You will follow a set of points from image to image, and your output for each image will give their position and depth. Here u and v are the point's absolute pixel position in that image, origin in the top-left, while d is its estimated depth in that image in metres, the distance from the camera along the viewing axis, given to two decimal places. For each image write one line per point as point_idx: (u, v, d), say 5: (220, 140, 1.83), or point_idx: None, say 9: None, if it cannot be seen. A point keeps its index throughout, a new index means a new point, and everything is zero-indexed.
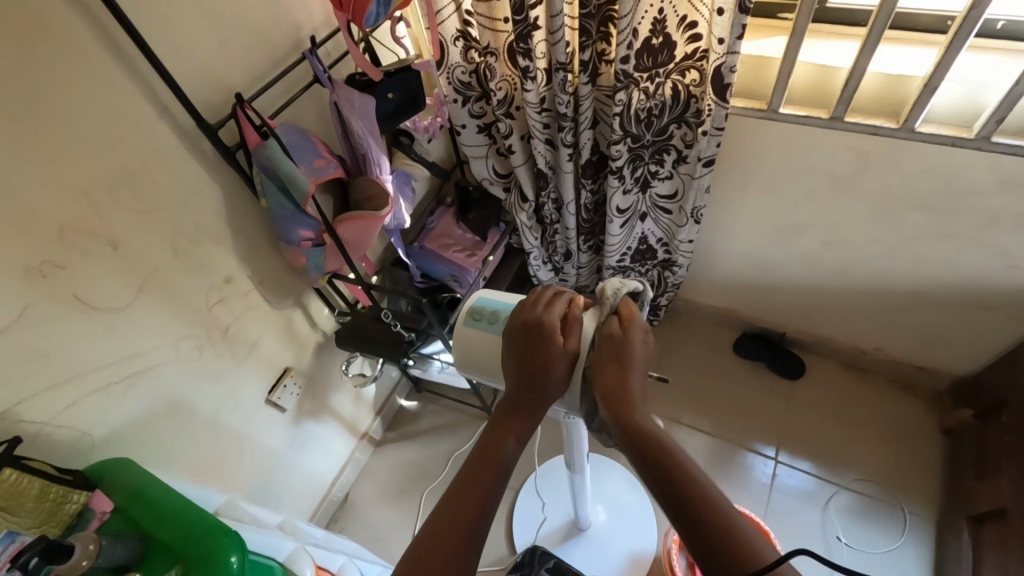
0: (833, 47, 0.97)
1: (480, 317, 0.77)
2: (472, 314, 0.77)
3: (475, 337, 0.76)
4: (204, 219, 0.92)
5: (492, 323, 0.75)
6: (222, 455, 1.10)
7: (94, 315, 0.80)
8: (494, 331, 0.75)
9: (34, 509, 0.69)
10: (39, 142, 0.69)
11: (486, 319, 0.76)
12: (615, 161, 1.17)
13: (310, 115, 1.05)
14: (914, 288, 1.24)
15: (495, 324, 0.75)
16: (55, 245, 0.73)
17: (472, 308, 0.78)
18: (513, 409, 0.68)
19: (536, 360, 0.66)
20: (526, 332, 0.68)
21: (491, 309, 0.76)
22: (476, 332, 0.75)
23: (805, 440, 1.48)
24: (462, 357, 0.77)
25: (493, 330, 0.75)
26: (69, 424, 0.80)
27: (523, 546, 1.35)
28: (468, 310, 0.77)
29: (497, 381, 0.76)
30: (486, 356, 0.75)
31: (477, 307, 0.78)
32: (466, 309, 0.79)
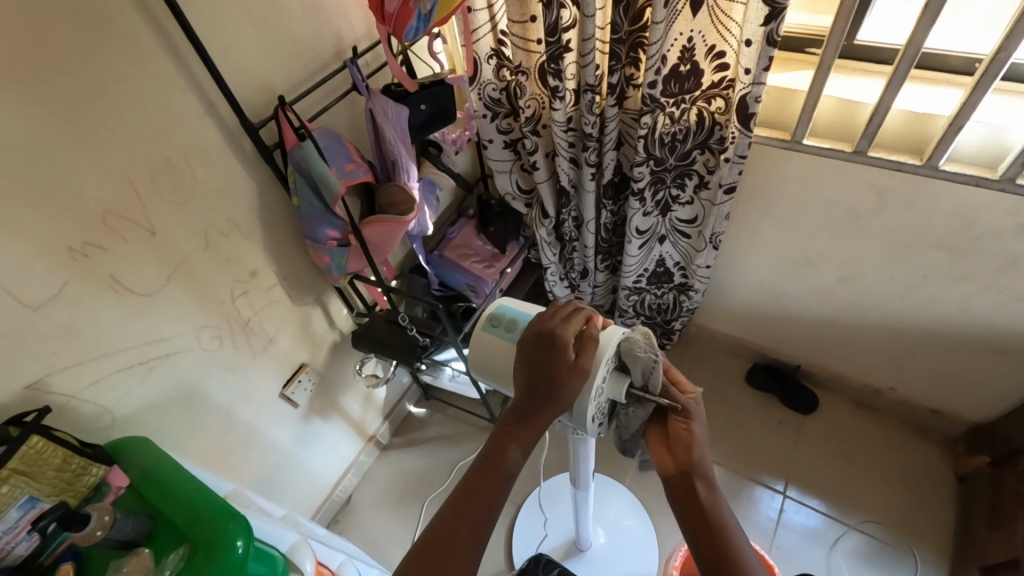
0: (859, 83, 0.99)
1: (497, 324, 0.78)
2: (490, 320, 0.79)
3: (490, 341, 0.77)
4: (237, 214, 0.96)
5: (509, 331, 0.76)
6: (232, 445, 1.12)
7: (127, 296, 0.83)
8: (511, 339, 0.76)
9: (54, 477, 0.71)
10: (93, 131, 0.73)
11: (503, 326, 0.77)
12: (637, 183, 1.19)
13: (345, 121, 1.09)
14: (930, 328, 1.23)
15: (512, 332, 0.76)
16: (99, 227, 0.77)
17: (492, 314, 0.79)
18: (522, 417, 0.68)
19: (547, 376, 0.67)
20: (540, 347, 0.69)
21: (510, 317, 0.77)
22: (490, 339, 0.77)
23: (814, 477, 1.45)
24: (475, 360, 0.79)
25: (510, 337, 0.76)
26: (93, 399, 0.84)
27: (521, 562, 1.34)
28: (488, 316, 0.79)
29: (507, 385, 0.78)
30: (501, 362, 0.76)
31: (496, 313, 0.79)
32: (486, 315, 0.80)
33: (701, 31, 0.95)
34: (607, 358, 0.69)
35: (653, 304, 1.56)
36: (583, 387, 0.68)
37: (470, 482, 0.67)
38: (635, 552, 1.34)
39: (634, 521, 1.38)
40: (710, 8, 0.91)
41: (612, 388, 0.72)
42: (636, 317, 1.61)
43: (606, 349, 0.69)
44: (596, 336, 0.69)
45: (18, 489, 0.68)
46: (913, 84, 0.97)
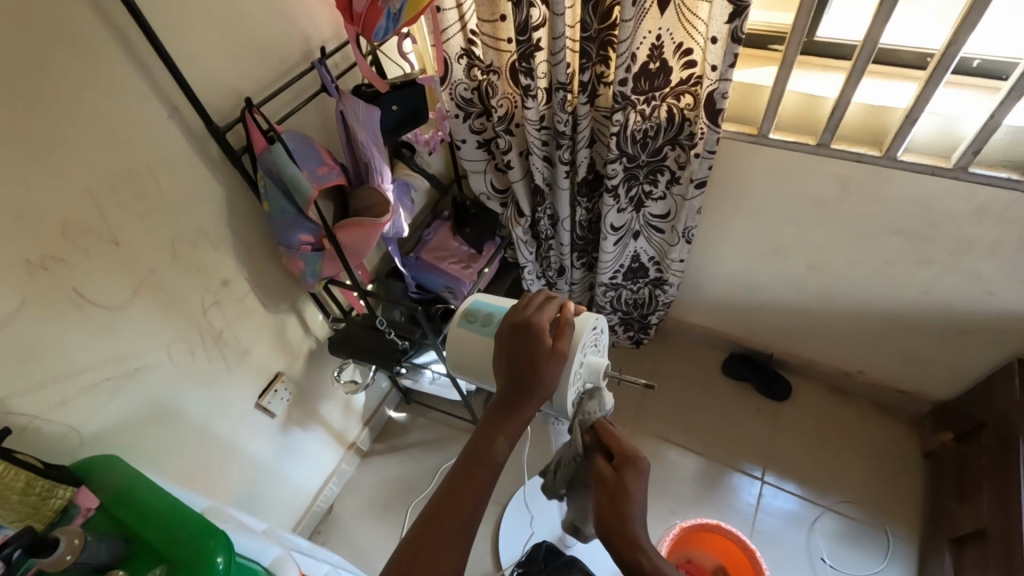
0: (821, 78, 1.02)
1: (474, 319, 0.78)
2: (467, 315, 0.79)
3: (472, 342, 0.77)
4: (206, 221, 0.93)
5: (485, 326, 0.76)
6: (208, 459, 1.09)
7: (92, 309, 0.80)
8: (487, 333, 0.76)
9: (18, 502, 0.68)
10: (49, 138, 0.70)
11: (478, 321, 0.77)
12: (611, 180, 1.20)
13: (315, 124, 1.07)
14: (895, 311, 1.28)
15: (488, 326, 0.76)
16: (59, 239, 0.74)
17: (467, 310, 0.79)
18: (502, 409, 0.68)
19: (524, 362, 0.67)
20: (517, 334, 0.69)
21: (486, 313, 0.77)
22: (471, 337, 0.77)
23: (791, 461, 1.49)
24: (458, 361, 0.78)
25: (485, 332, 0.76)
26: (57, 419, 0.80)
27: (509, 562, 1.34)
28: (463, 312, 0.79)
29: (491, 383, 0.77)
30: (481, 360, 0.76)
31: (472, 309, 0.79)
32: (460, 312, 0.80)
33: (669, 29, 0.96)
34: (583, 342, 0.71)
35: (630, 299, 1.58)
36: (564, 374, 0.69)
37: (452, 487, 0.65)
38: None
39: None
40: (677, 7, 0.93)
41: (587, 375, 0.74)
42: (614, 313, 1.63)
43: (582, 333, 0.71)
44: (571, 321, 0.70)
45: None
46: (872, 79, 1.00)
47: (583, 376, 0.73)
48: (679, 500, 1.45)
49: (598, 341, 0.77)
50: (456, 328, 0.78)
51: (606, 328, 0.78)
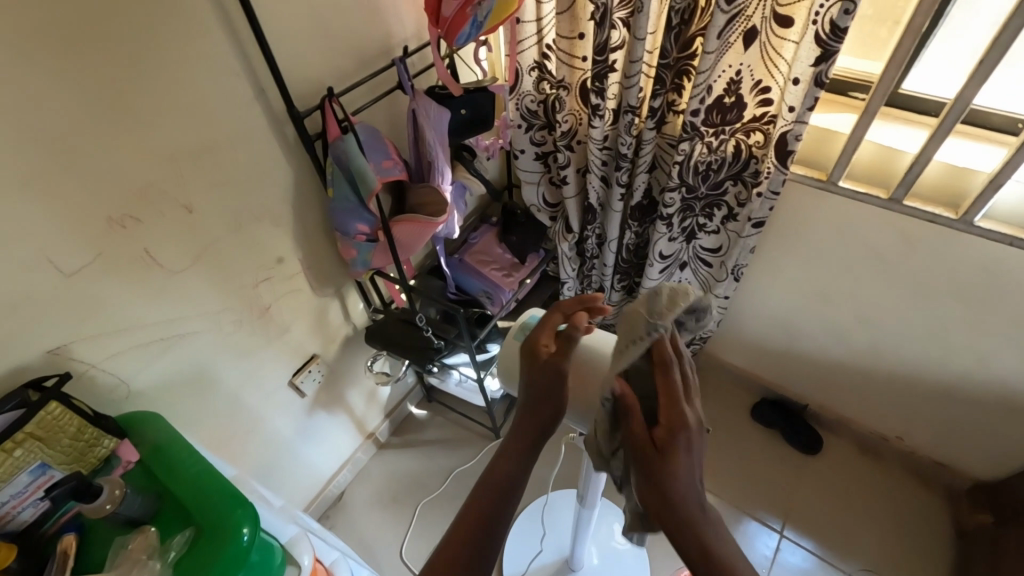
0: (901, 132, 0.99)
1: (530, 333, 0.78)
2: (523, 328, 0.79)
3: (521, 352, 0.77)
4: (271, 199, 0.96)
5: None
6: (237, 428, 1.11)
7: (158, 271, 0.83)
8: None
9: (69, 445, 0.71)
10: (146, 104, 0.74)
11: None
12: (666, 208, 1.19)
13: (385, 118, 1.10)
14: (946, 380, 1.22)
15: None
16: (139, 200, 0.77)
17: (525, 323, 0.80)
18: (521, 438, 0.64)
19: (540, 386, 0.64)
20: (531, 362, 0.67)
21: None
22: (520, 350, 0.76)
23: (812, 519, 1.44)
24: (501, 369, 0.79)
25: None
26: (111, 370, 0.83)
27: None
28: (520, 325, 0.79)
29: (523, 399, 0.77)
30: None
31: (528, 322, 0.79)
32: (517, 324, 0.80)
33: (750, 65, 0.95)
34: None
35: None
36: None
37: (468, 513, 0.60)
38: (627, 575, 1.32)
39: (628, 545, 1.36)
40: (762, 44, 0.91)
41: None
42: None
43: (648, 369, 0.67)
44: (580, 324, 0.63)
45: (32, 455, 0.67)
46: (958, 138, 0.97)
47: None
48: None
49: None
50: (511, 339, 0.79)
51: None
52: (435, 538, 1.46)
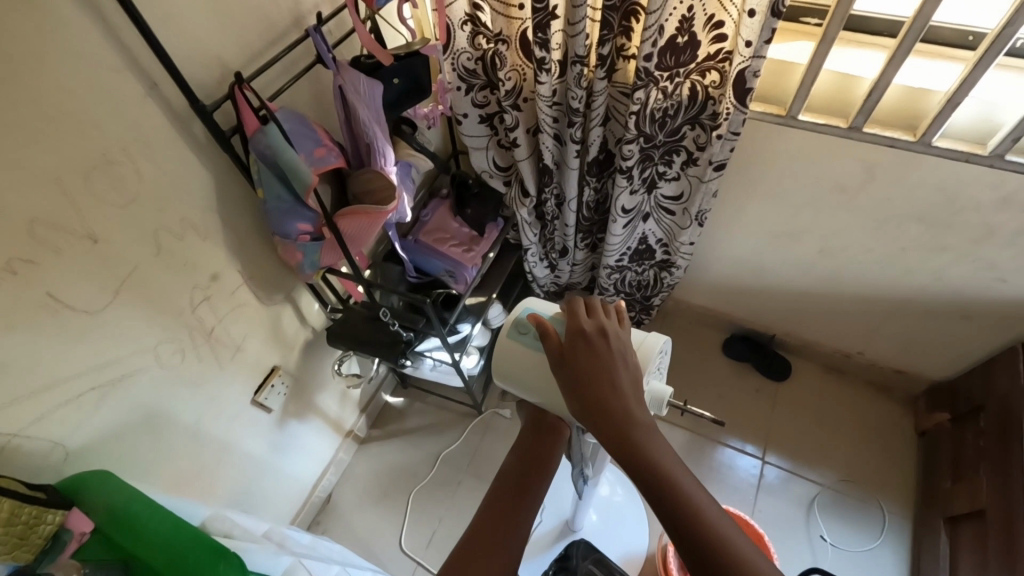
0: (931, 68, 0.92)
1: (526, 331, 0.74)
2: (518, 327, 0.75)
3: (513, 352, 0.74)
4: (192, 210, 0.83)
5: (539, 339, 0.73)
6: (205, 462, 1.02)
7: (69, 316, 0.71)
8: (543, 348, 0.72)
9: (3, 534, 0.61)
10: (9, 121, 0.60)
11: (532, 333, 0.73)
12: (626, 161, 1.13)
13: (308, 100, 0.97)
14: (902, 295, 1.26)
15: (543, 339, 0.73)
16: (26, 239, 0.64)
17: (517, 319, 0.75)
18: (521, 464, 0.73)
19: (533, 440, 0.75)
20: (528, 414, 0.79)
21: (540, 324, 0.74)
22: (522, 350, 0.73)
23: (790, 441, 1.50)
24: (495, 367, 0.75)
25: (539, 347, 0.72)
26: (37, 436, 0.72)
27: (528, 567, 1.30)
28: (513, 322, 0.75)
29: (526, 391, 0.75)
30: (531, 373, 0.73)
31: (521, 319, 0.75)
32: (510, 320, 0.76)
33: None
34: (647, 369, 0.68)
35: (634, 281, 1.54)
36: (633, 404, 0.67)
37: (491, 505, 0.70)
38: (625, 527, 1.36)
39: (623, 494, 1.40)
40: None
41: (649, 403, 0.70)
42: (616, 294, 1.58)
43: (650, 360, 0.69)
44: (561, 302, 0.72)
45: None
46: (1002, 71, 0.90)
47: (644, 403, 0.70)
48: None
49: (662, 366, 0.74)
50: (505, 340, 0.75)
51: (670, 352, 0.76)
52: (433, 524, 1.43)
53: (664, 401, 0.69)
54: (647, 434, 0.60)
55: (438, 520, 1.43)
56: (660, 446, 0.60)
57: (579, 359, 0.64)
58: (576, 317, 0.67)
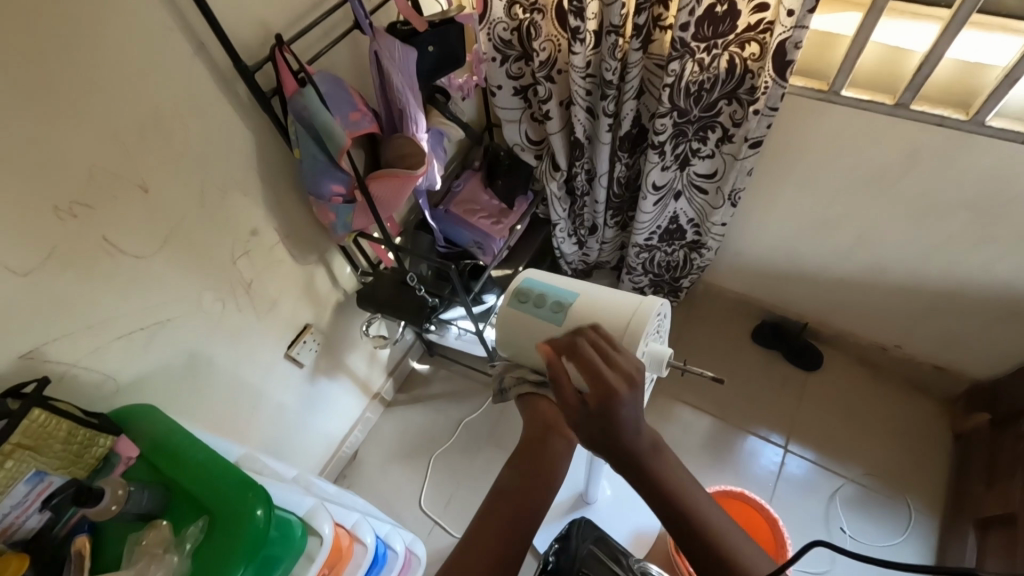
0: (990, 40, 0.86)
1: (526, 300, 0.76)
2: (518, 295, 0.76)
3: (513, 320, 0.76)
4: (234, 167, 0.88)
5: (539, 306, 0.75)
6: (240, 408, 1.09)
7: (122, 260, 0.77)
8: (544, 315, 0.74)
9: (62, 450, 0.68)
10: (70, 73, 0.65)
11: (533, 301, 0.75)
12: (658, 136, 1.12)
13: (346, 65, 1.00)
14: (946, 288, 1.21)
15: (543, 307, 0.75)
16: (85, 184, 0.70)
17: (518, 289, 0.77)
18: (522, 473, 0.66)
19: (538, 444, 0.69)
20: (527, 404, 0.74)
21: (538, 292, 0.76)
22: (523, 317, 0.75)
23: (817, 432, 1.46)
24: (498, 336, 0.77)
25: (541, 313, 0.74)
26: (93, 368, 0.78)
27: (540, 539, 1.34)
28: (515, 291, 0.77)
29: (531, 361, 0.77)
30: (534, 342, 0.75)
31: (523, 288, 0.77)
32: (511, 290, 0.78)
33: None
34: (646, 331, 0.71)
35: (663, 262, 1.51)
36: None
37: (487, 512, 0.64)
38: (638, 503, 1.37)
39: None
40: None
41: (651, 364, 0.73)
42: (645, 275, 1.55)
43: (646, 322, 0.70)
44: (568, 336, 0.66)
45: (23, 464, 0.64)
46: None
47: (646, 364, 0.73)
48: (700, 464, 1.44)
49: (660, 328, 0.76)
50: (507, 309, 0.76)
51: (667, 315, 0.78)
52: (451, 486, 1.48)
53: (665, 360, 0.73)
54: (677, 481, 0.61)
55: (456, 485, 1.48)
56: (689, 489, 0.61)
57: (605, 421, 0.60)
58: (595, 370, 0.62)
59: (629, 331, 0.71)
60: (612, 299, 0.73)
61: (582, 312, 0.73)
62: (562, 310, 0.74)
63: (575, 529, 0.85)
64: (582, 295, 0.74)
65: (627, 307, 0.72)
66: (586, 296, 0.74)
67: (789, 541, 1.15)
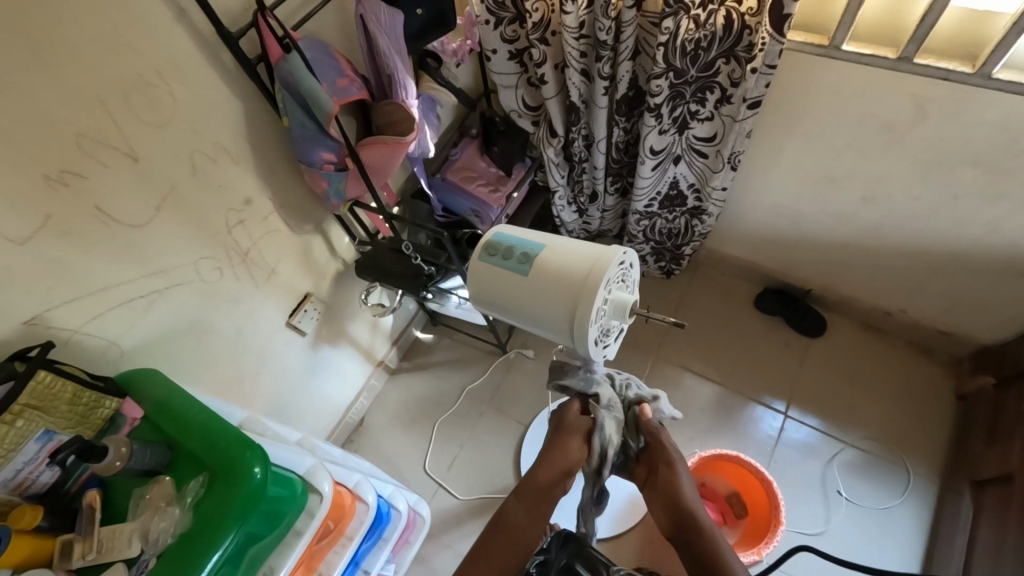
0: None
1: (494, 253, 0.77)
2: (488, 249, 0.78)
3: (485, 272, 0.77)
4: (223, 136, 0.89)
5: (507, 259, 0.76)
6: (244, 373, 1.12)
7: (117, 228, 0.80)
8: (511, 267, 0.75)
9: (68, 410, 0.72)
10: (53, 41, 0.66)
11: (500, 254, 0.77)
12: (654, 98, 1.10)
13: (333, 30, 0.99)
14: (952, 248, 1.18)
15: (510, 259, 0.76)
16: (75, 153, 0.72)
17: (489, 242, 0.79)
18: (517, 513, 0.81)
19: (537, 491, 0.81)
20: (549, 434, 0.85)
21: (507, 245, 0.77)
22: (493, 270, 0.77)
23: (817, 398, 1.46)
24: (472, 290, 0.80)
25: (506, 265, 0.76)
26: (95, 333, 0.82)
27: None
28: (484, 245, 0.78)
29: (506, 311, 0.79)
30: (504, 291, 0.77)
31: (493, 242, 0.78)
32: (483, 243, 0.79)
33: None
34: (607, 278, 0.69)
35: (664, 229, 1.49)
36: (583, 310, 0.69)
37: (490, 548, 0.80)
38: None
39: None
40: None
41: (614, 311, 0.72)
42: (646, 242, 1.54)
43: (604, 269, 0.68)
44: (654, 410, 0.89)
45: (33, 424, 0.68)
46: None
47: (608, 313, 0.72)
48: (699, 429, 1.45)
49: (627, 277, 0.74)
50: (477, 262, 0.78)
51: (637, 264, 0.75)
52: (455, 450, 1.52)
53: (627, 307, 0.71)
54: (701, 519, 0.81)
55: (459, 448, 1.53)
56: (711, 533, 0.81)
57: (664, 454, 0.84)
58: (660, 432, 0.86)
59: (588, 278, 0.70)
60: (574, 249, 0.72)
61: (546, 263, 0.73)
62: (529, 261, 0.74)
63: (558, 543, 0.93)
64: (550, 247, 0.75)
65: (590, 257, 0.70)
66: (554, 247, 0.74)
67: (782, 505, 1.16)
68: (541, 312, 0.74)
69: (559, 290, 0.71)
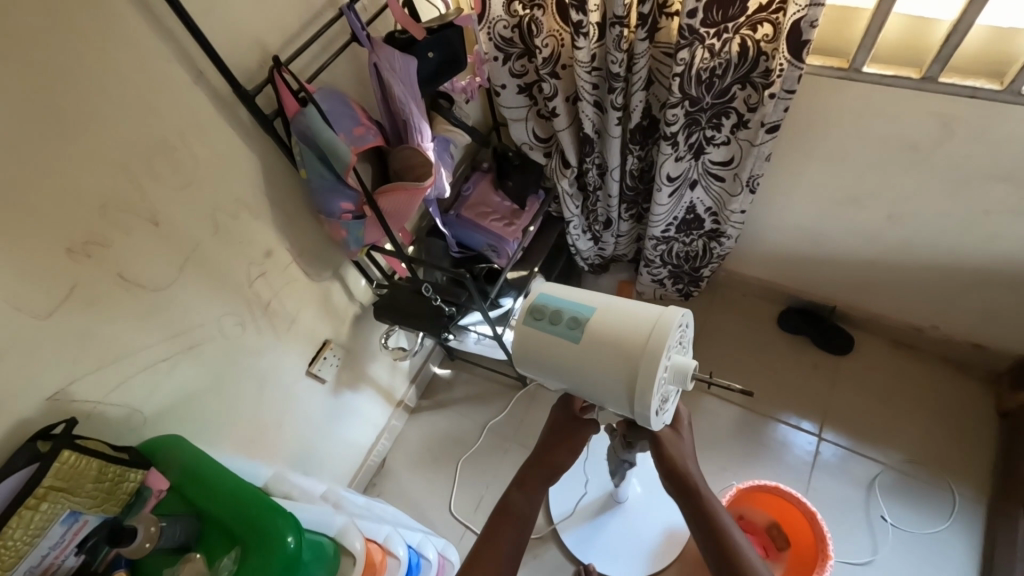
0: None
1: (541, 317, 0.73)
2: (532, 313, 0.73)
3: (530, 338, 0.73)
4: (242, 190, 0.88)
5: (554, 324, 0.71)
6: (266, 427, 1.09)
7: (141, 293, 0.78)
8: (559, 333, 0.71)
9: (94, 488, 0.68)
10: (76, 112, 0.65)
11: (548, 319, 0.72)
12: (670, 127, 1.08)
13: (346, 79, 0.99)
14: (985, 264, 1.15)
15: (558, 324, 0.71)
16: (98, 222, 0.70)
17: (533, 306, 0.74)
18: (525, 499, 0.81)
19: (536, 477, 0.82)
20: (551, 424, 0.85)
21: (554, 309, 0.72)
22: (539, 337, 0.72)
23: (852, 418, 1.42)
24: (514, 355, 0.75)
25: (555, 330, 0.71)
26: (118, 402, 0.79)
27: (572, 543, 1.32)
28: (529, 309, 0.74)
29: (552, 377, 0.74)
30: (553, 359, 0.72)
31: (538, 305, 0.74)
32: (526, 306, 0.75)
33: None
34: (669, 345, 0.65)
35: (681, 253, 1.47)
36: (649, 380, 0.65)
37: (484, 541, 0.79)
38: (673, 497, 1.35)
39: None
40: None
41: (673, 377, 0.68)
42: (664, 267, 1.51)
43: (667, 335, 0.65)
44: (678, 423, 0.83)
45: (58, 506, 0.65)
46: None
47: (668, 380, 0.68)
48: (733, 457, 1.41)
49: (683, 339, 0.70)
50: (522, 327, 0.73)
51: (693, 325, 0.72)
52: (481, 490, 1.48)
53: (689, 374, 0.67)
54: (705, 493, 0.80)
55: (485, 488, 1.48)
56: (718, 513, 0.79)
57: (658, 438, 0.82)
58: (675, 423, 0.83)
59: (650, 344, 0.66)
60: (629, 312, 0.68)
61: (598, 328, 0.69)
62: (579, 326, 0.70)
63: None
64: (600, 309, 0.71)
65: (648, 322, 0.67)
66: (605, 309, 0.70)
67: (829, 541, 1.10)
68: (595, 380, 0.70)
69: (616, 356, 0.67)
